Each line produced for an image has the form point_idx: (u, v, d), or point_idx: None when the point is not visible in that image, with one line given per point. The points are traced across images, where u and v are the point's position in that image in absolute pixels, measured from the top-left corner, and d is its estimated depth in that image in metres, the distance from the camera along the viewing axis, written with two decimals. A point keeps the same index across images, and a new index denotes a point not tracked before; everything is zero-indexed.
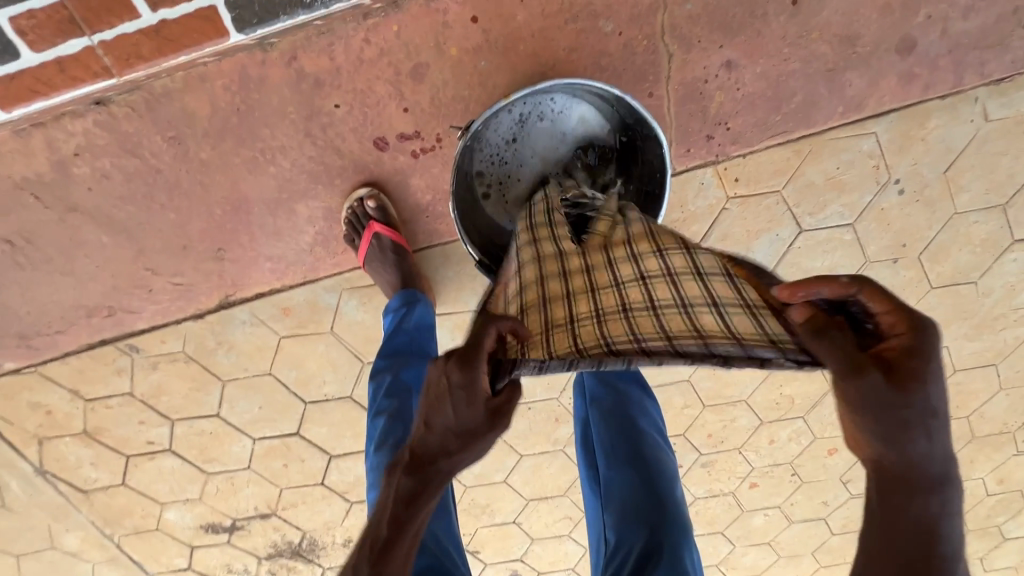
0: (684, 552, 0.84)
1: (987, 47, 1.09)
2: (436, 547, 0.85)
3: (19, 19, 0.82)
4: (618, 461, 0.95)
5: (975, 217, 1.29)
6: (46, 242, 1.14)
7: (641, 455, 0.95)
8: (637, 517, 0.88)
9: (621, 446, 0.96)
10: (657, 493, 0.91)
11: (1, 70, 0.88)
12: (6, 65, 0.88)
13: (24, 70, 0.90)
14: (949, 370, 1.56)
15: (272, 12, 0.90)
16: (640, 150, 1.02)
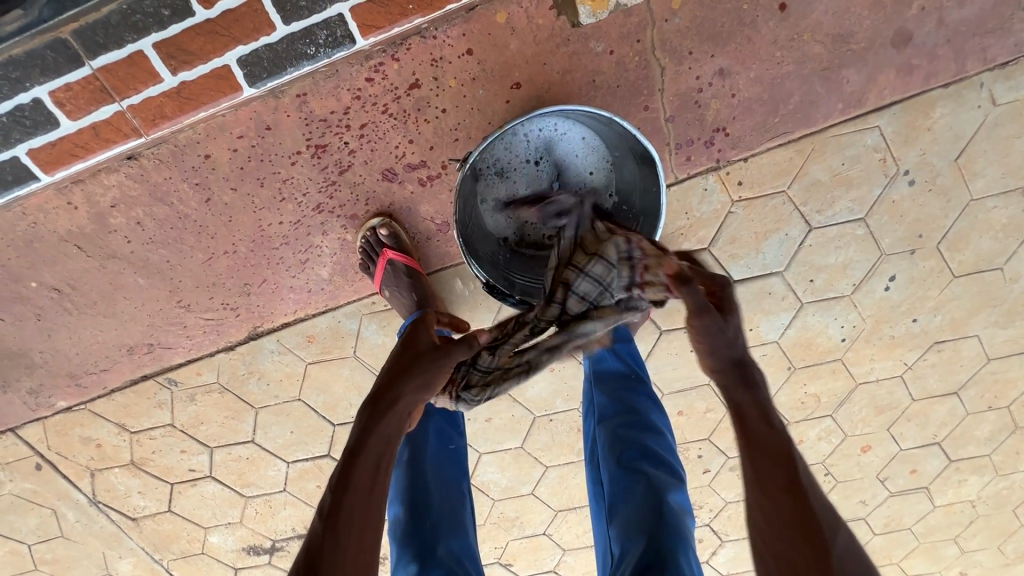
0: (681, 559, 0.85)
1: (987, 33, 1.08)
2: (452, 560, 0.87)
3: (57, 92, 0.91)
4: (620, 474, 0.98)
5: (993, 202, 1.26)
6: (89, 288, 1.23)
7: (642, 467, 0.97)
8: (637, 528, 0.90)
9: (623, 460, 0.99)
10: (657, 502, 0.92)
11: (41, 139, 0.96)
12: (46, 134, 0.96)
13: (63, 137, 0.97)
14: (983, 360, 1.51)
15: (280, 66, 0.96)
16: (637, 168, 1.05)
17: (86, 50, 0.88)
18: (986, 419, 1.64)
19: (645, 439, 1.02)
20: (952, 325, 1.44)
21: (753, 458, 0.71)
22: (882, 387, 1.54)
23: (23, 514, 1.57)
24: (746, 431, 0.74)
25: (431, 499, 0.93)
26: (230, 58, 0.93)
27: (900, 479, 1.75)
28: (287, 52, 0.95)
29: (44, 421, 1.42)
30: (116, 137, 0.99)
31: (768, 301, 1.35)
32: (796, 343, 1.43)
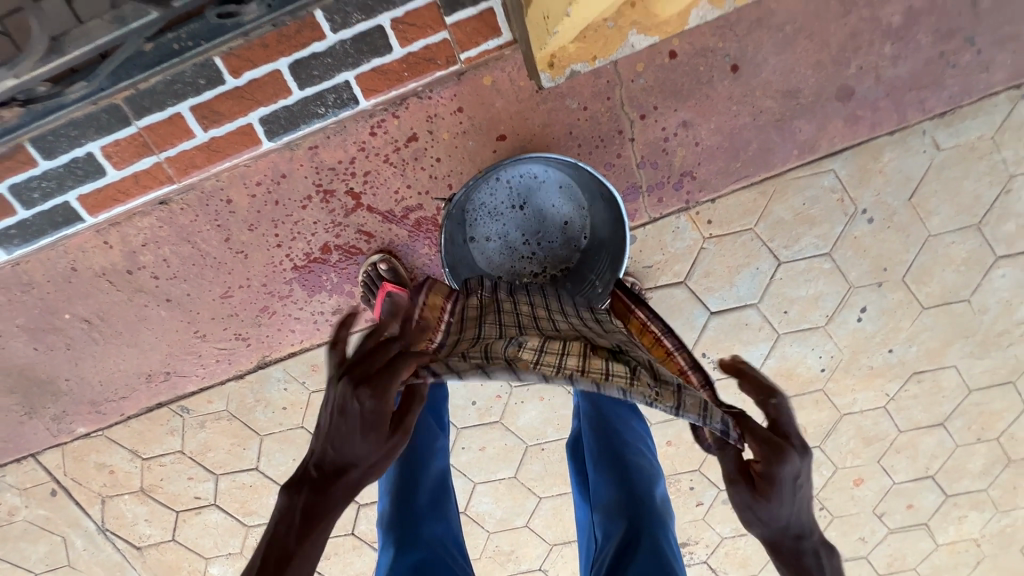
0: (660, 539, 0.90)
1: (923, 87, 1.20)
2: (432, 543, 0.93)
3: (107, 147, 1.07)
4: (602, 466, 1.03)
5: (951, 237, 1.35)
6: (116, 319, 1.35)
7: (622, 458, 1.02)
8: (618, 513, 0.95)
9: (604, 452, 1.05)
10: (637, 489, 0.97)
11: (91, 186, 1.12)
12: (95, 182, 1.12)
13: (108, 184, 1.13)
14: (964, 391, 1.55)
15: (295, 124, 1.12)
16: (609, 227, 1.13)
17: (136, 113, 1.04)
18: (977, 451, 1.65)
19: (624, 432, 1.08)
20: (928, 355, 1.49)
21: None
22: (868, 418, 1.57)
23: (33, 541, 1.63)
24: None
25: (415, 492, 0.98)
26: (252, 118, 1.09)
27: (898, 514, 1.74)
28: (301, 112, 1.10)
29: (62, 447, 1.50)
30: (152, 183, 1.14)
31: (746, 332, 1.43)
32: (777, 373, 1.49)
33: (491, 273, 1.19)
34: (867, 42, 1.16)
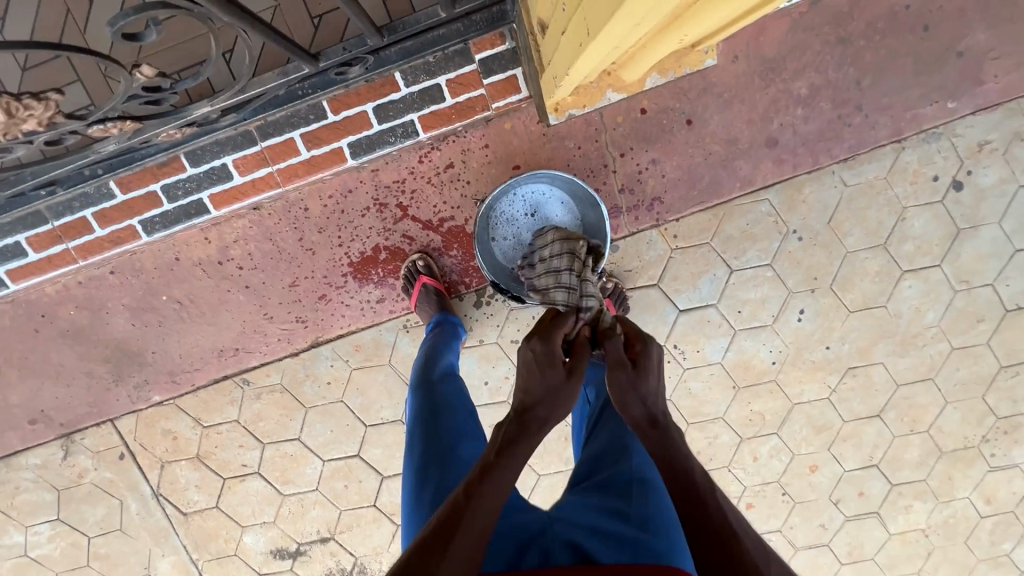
0: None
1: (830, 139, 1.63)
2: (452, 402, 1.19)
3: (239, 159, 1.48)
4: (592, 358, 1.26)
5: (865, 254, 1.73)
6: (203, 301, 1.68)
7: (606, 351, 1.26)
8: (604, 377, 1.16)
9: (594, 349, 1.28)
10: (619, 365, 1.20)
11: (219, 187, 1.51)
12: (223, 184, 1.51)
13: (231, 187, 1.52)
14: (893, 385, 1.87)
15: (372, 148, 1.51)
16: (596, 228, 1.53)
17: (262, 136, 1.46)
18: (912, 442, 1.94)
19: None
20: (859, 353, 1.82)
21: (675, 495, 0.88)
22: (815, 408, 1.88)
23: (94, 504, 1.85)
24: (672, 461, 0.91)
25: (439, 382, 1.25)
26: (342, 142, 1.50)
27: (852, 501, 1.99)
28: (378, 140, 1.50)
29: (137, 413, 1.78)
30: (265, 188, 1.54)
31: (709, 327, 1.77)
32: (735, 364, 1.81)
33: (507, 265, 1.55)
34: (785, 106, 1.59)
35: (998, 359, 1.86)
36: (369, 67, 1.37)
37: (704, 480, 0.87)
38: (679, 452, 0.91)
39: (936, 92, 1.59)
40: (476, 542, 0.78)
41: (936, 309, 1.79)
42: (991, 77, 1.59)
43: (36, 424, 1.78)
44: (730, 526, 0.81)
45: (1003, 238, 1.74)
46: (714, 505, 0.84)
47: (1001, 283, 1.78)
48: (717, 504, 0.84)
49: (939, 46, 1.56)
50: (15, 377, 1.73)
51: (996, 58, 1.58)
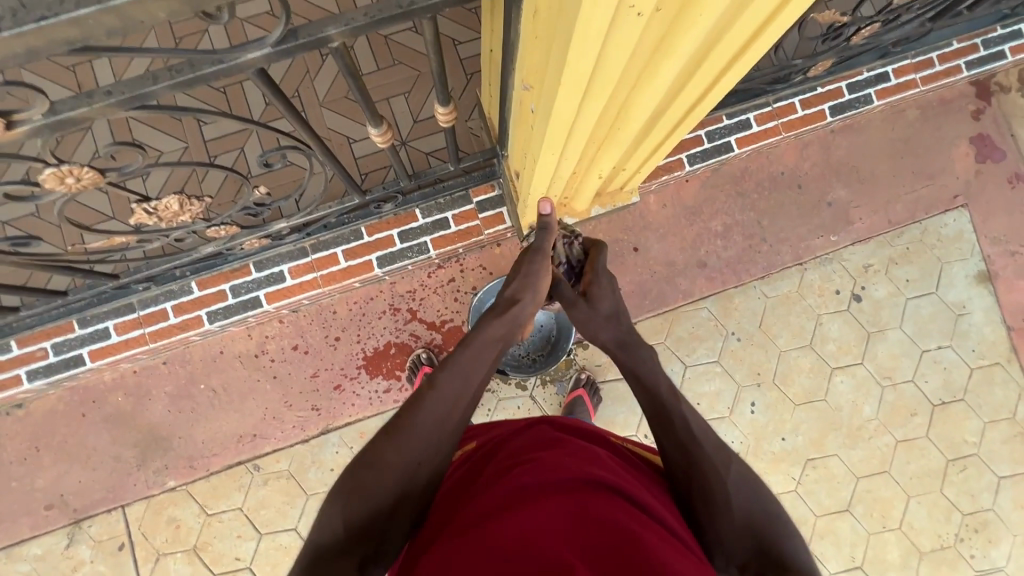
0: None
1: (746, 262, 2.10)
2: None
3: (293, 267, 1.90)
4: None
5: (796, 353, 2.07)
6: (233, 389, 1.95)
7: None
8: None
9: None
10: None
11: (273, 286, 1.89)
12: (275, 285, 1.89)
13: (281, 287, 1.90)
14: (853, 477, 2.02)
15: (394, 260, 1.93)
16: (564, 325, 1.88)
17: (312, 250, 1.90)
18: (888, 540, 2.00)
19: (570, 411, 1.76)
20: (813, 444, 2.02)
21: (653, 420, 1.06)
22: (785, 501, 2.00)
23: None
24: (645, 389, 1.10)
25: None
26: (371, 256, 1.93)
27: None
28: (400, 254, 1.93)
29: (149, 499, 1.91)
30: (309, 288, 1.90)
31: None
32: None
33: None
34: (707, 239, 2.10)
35: (942, 452, 2.04)
36: (397, 204, 1.88)
37: (667, 398, 1.06)
38: (659, 384, 1.09)
39: (819, 229, 2.12)
40: (419, 444, 0.98)
41: (871, 403, 2.05)
42: (857, 219, 2.13)
43: (51, 509, 1.89)
44: (691, 439, 0.99)
45: (908, 340, 2.09)
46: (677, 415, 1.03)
47: (920, 380, 2.07)
48: (682, 421, 1.02)
49: (812, 198, 2.13)
50: (48, 460, 1.91)
51: (857, 206, 2.14)
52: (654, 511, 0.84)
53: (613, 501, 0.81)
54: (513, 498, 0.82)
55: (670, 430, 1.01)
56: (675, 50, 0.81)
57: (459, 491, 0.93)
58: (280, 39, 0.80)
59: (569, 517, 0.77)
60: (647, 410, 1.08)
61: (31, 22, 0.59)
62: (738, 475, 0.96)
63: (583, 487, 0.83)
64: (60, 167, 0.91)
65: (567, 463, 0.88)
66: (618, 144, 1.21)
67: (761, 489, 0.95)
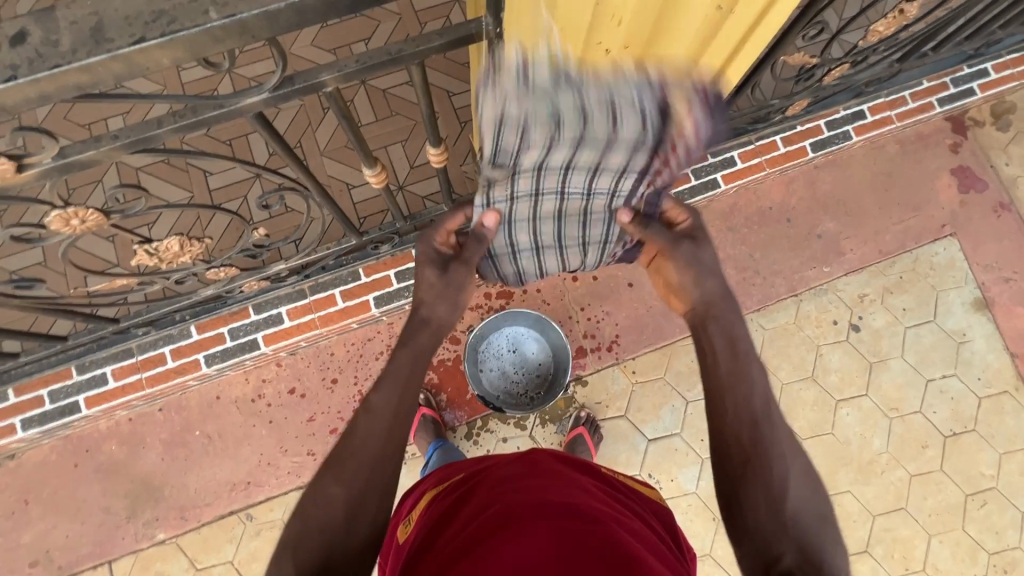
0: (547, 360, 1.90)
1: (742, 295, 2.12)
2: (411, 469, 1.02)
3: (291, 309, 1.91)
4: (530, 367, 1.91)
5: (799, 385, 2.05)
6: (228, 436, 1.92)
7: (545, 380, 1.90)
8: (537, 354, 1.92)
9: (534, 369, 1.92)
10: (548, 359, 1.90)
11: (271, 328, 1.90)
12: (273, 326, 1.90)
13: (280, 329, 1.90)
14: (869, 515, 1.93)
15: (391, 300, 1.93)
16: (561, 363, 1.89)
17: (311, 291, 1.92)
18: None
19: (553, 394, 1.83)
20: (824, 481, 1.96)
21: (734, 389, 0.96)
22: None
23: None
24: (730, 355, 1.00)
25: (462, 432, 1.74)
26: (369, 296, 1.94)
27: None
28: (397, 293, 1.93)
29: (137, 553, 1.84)
30: (305, 329, 1.91)
31: (677, 456, 1.97)
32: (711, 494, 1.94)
33: (493, 392, 1.90)
34: None
35: (960, 486, 1.97)
36: (394, 245, 1.90)
37: (750, 372, 0.98)
38: (750, 365, 0.99)
39: (811, 260, 2.15)
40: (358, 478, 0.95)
41: (880, 436, 2.00)
42: (848, 250, 2.16)
43: (35, 566, 1.83)
44: (764, 415, 0.94)
45: (912, 370, 2.06)
46: (756, 386, 0.96)
47: (929, 410, 2.03)
48: (759, 393, 0.96)
49: (802, 231, 2.17)
50: (37, 513, 1.86)
51: (847, 238, 2.17)
52: (641, 533, 0.85)
53: (604, 522, 0.81)
54: (500, 522, 0.80)
55: (744, 403, 0.95)
56: (648, 80, 0.85)
57: (443, 522, 0.91)
58: (277, 85, 0.86)
59: (555, 540, 0.76)
60: (724, 368, 0.99)
61: (45, 71, 0.64)
62: (796, 482, 0.90)
63: (569, 511, 0.82)
64: (66, 209, 0.95)
65: (554, 491, 0.88)
66: None
67: (823, 502, 0.90)
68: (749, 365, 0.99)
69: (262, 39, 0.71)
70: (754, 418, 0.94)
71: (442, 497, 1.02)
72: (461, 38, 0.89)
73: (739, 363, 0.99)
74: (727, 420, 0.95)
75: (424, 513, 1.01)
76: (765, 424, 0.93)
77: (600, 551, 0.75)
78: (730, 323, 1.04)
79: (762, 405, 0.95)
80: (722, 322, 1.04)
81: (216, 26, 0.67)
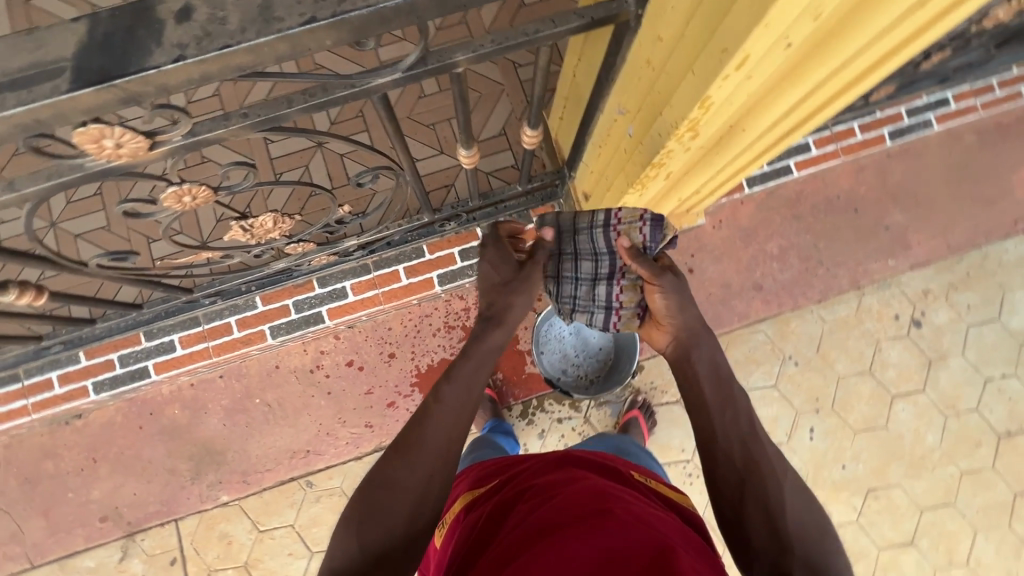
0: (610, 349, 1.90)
1: (803, 285, 2.08)
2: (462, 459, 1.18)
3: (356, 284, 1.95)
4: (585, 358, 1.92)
5: (855, 379, 2.03)
6: (287, 404, 1.95)
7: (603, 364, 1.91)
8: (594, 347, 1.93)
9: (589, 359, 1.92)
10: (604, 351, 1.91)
11: (336, 303, 1.93)
12: (337, 301, 1.93)
13: (343, 303, 1.94)
14: (916, 509, 1.96)
15: (454, 279, 1.95)
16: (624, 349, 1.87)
17: (374, 267, 1.94)
18: None
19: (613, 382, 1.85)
20: (874, 473, 1.97)
21: (711, 405, 1.07)
22: (846, 532, 1.94)
23: None
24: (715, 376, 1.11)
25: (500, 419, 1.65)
26: (432, 274, 1.96)
27: None
28: (460, 272, 1.95)
29: (201, 513, 1.90)
30: (369, 305, 1.94)
31: None
32: None
33: (555, 375, 1.89)
34: (763, 261, 2.09)
35: (1010, 485, 1.98)
36: (460, 223, 1.85)
37: (734, 393, 1.08)
38: (734, 390, 1.09)
39: (877, 253, 2.10)
40: (415, 486, 0.98)
41: (934, 432, 2.00)
42: (916, 244, 2.11)
43: (105, 521, 1.89)
44: (750, 432, 1.02)
45: (971, 369, 2.04)
46: (741, 406, 1.06)
47: (985, 409, 2.02)
48: (745, 414, 1.05)
49: (869, 222, 2.11)
50: (104, 471, 1.91)
51: (916, 231, 2.11)
52: (686, 541, 0.79)
53: (647, 527, 0.76)
54: (541, 529, 0.78)
55: (733, 421, 1.03)
56: (806, 73, 0.80)
57: (486, 531, 0.89)
58: (411, 64, 0.81)
59: (589, 540, 0.72)
60: (712, 391, 1.09)
61: (213, 51, 0.60)
62: (792, 489, 0.94)
63: (601, 512, 0.78)
64: (182, 186, 0.93)
65: (592, 497, 0.83)
66: (708, 169, 1.20)
67: (818, 511, 0.92)
68: (732, 389, 1.09)
69: (426, 20, 0.67)
70: (746, 434, 1.02)
71: (482, 502, 1.01)
72: (600, 20, 0.85)
73: (724, 384, 1.10)
74: (717, 440, 1.02)
75: (465, 519, 1.00)
76: (753, 439, 1.00)
77: (637, 549, 0.70)
78: (711, 347, 1.15)
79: (747, 426, 1.03)
80: (705, 348, 1.15)
81: (387, 7, 0.63)
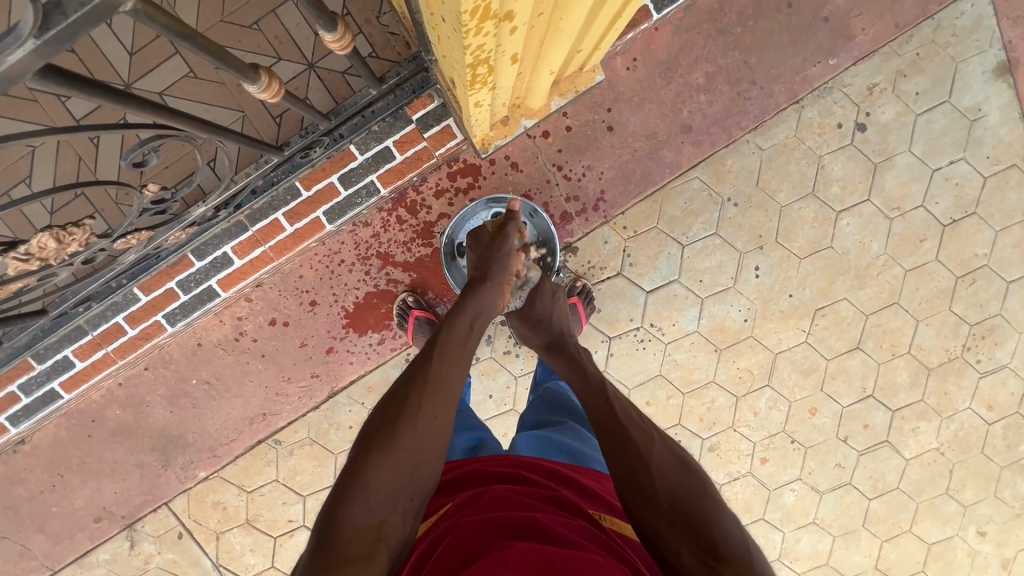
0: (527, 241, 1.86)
1: (736, 115, 1.84)
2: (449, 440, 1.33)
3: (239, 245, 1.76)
4: None
5: (799, 204, 1.92)
6: (226, 377, 1.87)
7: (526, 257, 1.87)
8: None
9: None
10: None
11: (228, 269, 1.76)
12: (227, 269, 1.77)
13: (235, 269, 1.78)
14: (862, 316, 2.00)
15: (345, 211, 1.76)
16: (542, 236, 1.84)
17: (251, 221, 1.74)
18: (898, 366, 2.04)
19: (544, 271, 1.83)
20: (821, 294, 1.98)
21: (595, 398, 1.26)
22: (797, 353, 2.01)
23: None
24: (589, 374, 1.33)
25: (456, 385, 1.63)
26: (318, 212, 1.76)
27: (861, 435, 2.07)
28: (349, 203, 1.75)
29: (187, 492, 1.96)
30: (261, 265, 1.78)
31: (677, 301, 1.95)
32: (712, 329, 1.97)
33: None
34: (688, 96, 1.82)
35: (953, 271, 1.99)
36: (327, 146, 1.65)
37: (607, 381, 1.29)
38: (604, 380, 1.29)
39: (816, 53, 1.82)
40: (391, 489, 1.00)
41: (879, 239, 1.95)
42: (859, 31, 1.82)
43: (101, 520, 1.96)
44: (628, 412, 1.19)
45: (918, 163, 1.91)
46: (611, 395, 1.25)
47: (931, 203, 1.94)
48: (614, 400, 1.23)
49: (806, 17, 1.79)
50: (76, 481, 1.92)
51: (858, 14, 1.81)
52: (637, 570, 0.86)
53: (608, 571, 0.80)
54: None
55: (607, 410, 1.21)
56: None
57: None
58: (39, 25, 0.55)
59: None
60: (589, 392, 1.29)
61: None
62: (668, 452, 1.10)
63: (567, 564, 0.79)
64: None
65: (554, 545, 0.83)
66: (563, 36, 0.93)
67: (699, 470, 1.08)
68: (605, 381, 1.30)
69: None
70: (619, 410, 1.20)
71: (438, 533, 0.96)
72: None
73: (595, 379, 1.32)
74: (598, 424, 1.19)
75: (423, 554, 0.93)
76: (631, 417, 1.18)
77: None
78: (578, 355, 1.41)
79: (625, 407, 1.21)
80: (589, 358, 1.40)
81: None
